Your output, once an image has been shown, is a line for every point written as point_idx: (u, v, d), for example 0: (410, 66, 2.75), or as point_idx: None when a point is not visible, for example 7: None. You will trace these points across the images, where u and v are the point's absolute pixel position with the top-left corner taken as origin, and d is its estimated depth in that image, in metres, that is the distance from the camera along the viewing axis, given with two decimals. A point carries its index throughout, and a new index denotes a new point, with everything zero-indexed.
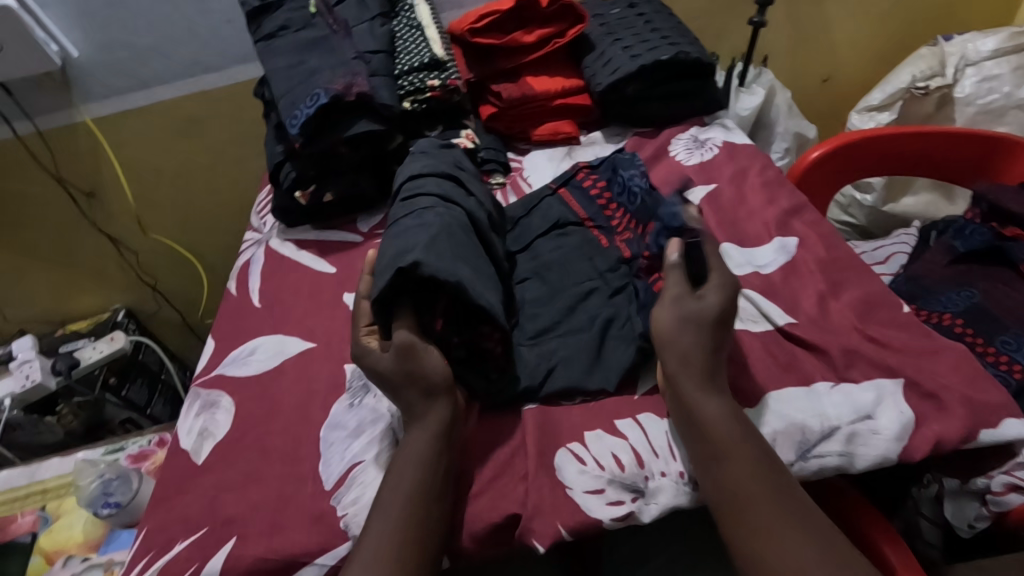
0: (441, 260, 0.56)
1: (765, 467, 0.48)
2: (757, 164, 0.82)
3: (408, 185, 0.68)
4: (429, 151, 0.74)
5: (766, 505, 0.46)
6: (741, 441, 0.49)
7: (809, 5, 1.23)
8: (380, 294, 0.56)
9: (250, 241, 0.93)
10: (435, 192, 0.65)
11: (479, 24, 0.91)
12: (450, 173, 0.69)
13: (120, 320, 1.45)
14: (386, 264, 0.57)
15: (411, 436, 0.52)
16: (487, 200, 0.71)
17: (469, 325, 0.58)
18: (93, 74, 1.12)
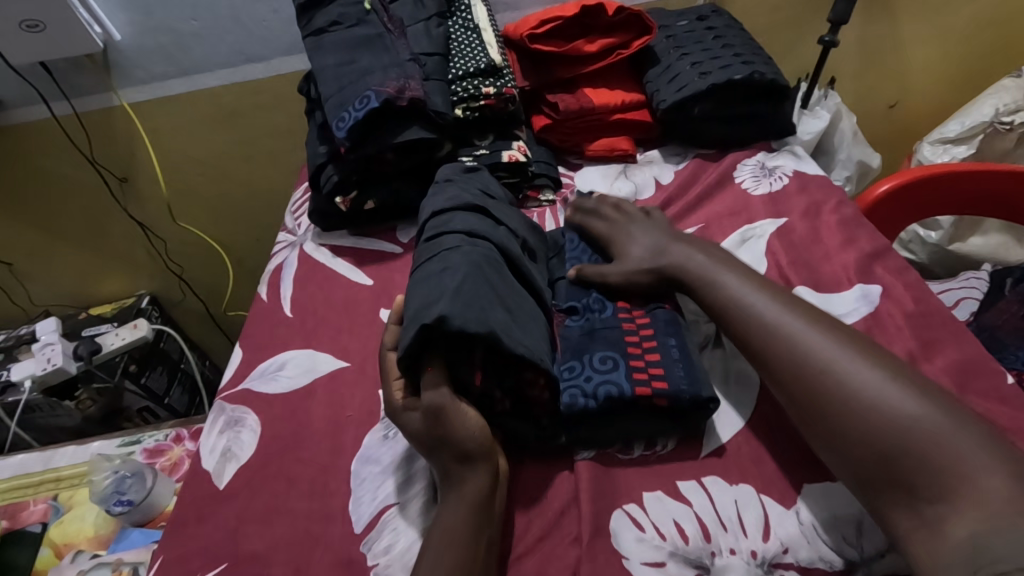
0: (468, 310, 0.50)
1: (771, 295, 0.57)
2: (833, 199, 0.76)
3: (428, 222, 0.62)
4: (454, 179, 0.69)
5: (773, 313, 0.54)
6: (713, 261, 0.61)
7: (884, 27, 1.16)
8: (407, 357, 0.52)
9: (283, 242, 0.89)
10: (460, 229, 0.59)
11: (539, 30, 0.85)
12: (474, 204, 0.63)
13: (144, 307, 1.43)
14: (410, 318, 0.52)
15: (458, 487, 0.48)
16: (519, 227, 0.66)
17: (508, 371, 0.53)
18: (134, 58, 1.09)
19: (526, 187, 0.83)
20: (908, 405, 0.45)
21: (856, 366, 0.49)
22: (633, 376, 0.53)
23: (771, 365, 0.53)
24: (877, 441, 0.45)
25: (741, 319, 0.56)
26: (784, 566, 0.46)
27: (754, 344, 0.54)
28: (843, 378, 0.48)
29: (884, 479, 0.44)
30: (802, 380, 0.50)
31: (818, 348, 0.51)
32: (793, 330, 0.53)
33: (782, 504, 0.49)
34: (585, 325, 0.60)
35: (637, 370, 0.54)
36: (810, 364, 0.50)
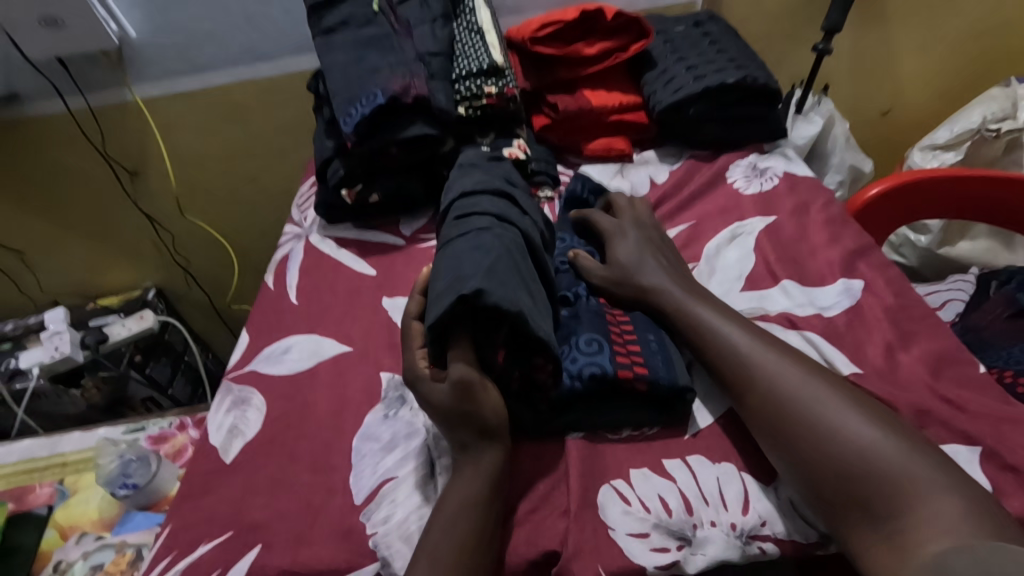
0: (502, 287, 0.52)
1: (740, 325, 0.58)
2: (820, 199, 0.79)
3: (456, 204, 0.64)
4: (479, 164, 0.71)
5: (746, 345, 0.56)
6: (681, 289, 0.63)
7: (878, 36, 1.19)
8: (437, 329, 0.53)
9: (290, 234, 0.92)
10: (491, 211, 0.61)
11: (541, 33, 0.89)
12: (503, 191, 0.65)
13: (150, 299, 1.46)
14: (443, 290, 0.53)
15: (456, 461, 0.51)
16: (540, 219, 0.68)
17: (524, 354, 0.56)
18: (148, 55, 1.12)
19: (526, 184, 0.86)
20: (868, 433, 0.48)
21: (819, 400, 0.51)
22: (616, 359, 0.57)
23: (740, 393, 0.55)
24: (844, 466, 0.47)
25: (709, 345, 0.58)
26: (762, 538, 0.49)
27: (723, 376, 0.56)
28: (808, 407, 0.51)
29: (848, 502, 0.46)
30: (769, 407, 0.52)
31: (785, 378, 0.53)
32: (760, 361, 0.55)
33: (761, 481, 0.52)
34: (574, 310, 0.63)
35: (619, 353, 0.57)
36: (776, 390, 0.53)
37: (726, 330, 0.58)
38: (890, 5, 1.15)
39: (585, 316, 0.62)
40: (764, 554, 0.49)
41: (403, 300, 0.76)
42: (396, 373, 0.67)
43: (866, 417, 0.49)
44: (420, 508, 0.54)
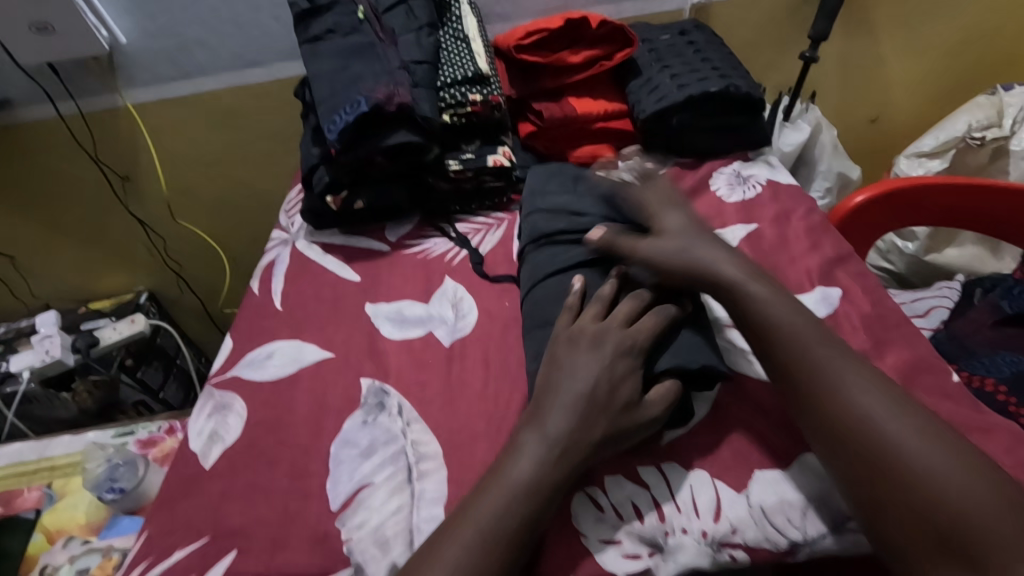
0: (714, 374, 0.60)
1: (829, 344, 0.54)
2: (802, 207, 0.79)
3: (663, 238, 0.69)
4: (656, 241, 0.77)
5: (825, 371, 0.52)
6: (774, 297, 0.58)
7: (866, 44, 1.20)
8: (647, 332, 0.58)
9: (277, 240, 0.93)
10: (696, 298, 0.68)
11: (526, 42, 0.89)
12: None
13: (142, 303, 1.47)
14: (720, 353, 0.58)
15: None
16: None
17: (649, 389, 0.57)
18: (138, 61, 1.13)
19: (510, 191, 0.89)
20: (958, 472, 0.45)
21: (903, 436, 0.47)
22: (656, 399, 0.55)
23: (816, 419, 0.51)
24: (936, 507, 0.44)
25: (787, 359, 0.54)
26: (733, 546, 0.50)
27: (800, 395, 0.52)
28: (892, 439, 0.47)
29: (938, 548, 0.43)
30: (853, 438, 0.49)
31: (869, 407, 0.49)
32: (845, 385, 0.51)
33: (734, 488, 0.52)
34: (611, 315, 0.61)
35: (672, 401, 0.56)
36: (859, 418, 0.49)
37: (812, 349, 0.53)
38: (877, 13, 1.16)
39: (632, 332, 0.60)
40: (734, 562, 0.50)
41: (386, 306, 0.77)
42: (376, 378, 0.67)
43: (953, 453, 0.46)
44: (396, 513, 0.55)
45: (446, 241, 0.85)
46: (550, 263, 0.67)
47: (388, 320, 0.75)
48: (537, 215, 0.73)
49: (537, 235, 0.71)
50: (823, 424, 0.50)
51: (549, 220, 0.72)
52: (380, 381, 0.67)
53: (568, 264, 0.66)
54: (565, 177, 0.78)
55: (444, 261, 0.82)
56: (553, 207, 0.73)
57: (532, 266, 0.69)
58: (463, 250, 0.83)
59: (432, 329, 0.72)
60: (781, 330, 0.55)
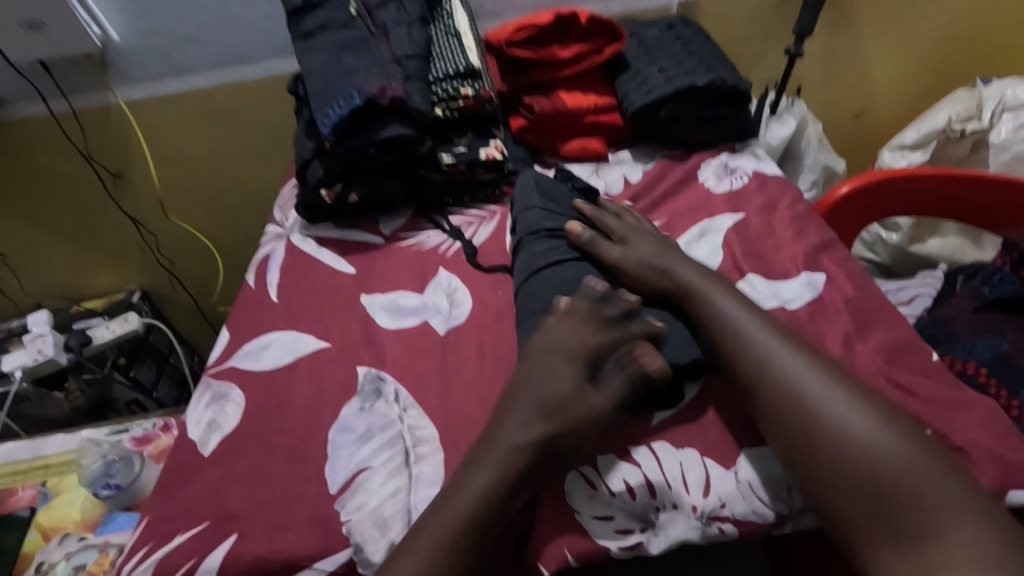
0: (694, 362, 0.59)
1: (779, 334, 0.56)
2: (788, 196, 0.81)
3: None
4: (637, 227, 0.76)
5: (772, 360, 0.54)
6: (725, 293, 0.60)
7: (849, 40, 1.22)
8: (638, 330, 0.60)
9: (271, 234, 0.94)
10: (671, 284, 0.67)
11: (516, 37, 0.91)
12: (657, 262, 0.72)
13: (135, 301, 1.47)
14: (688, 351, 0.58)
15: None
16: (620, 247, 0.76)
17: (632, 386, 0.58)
18: (130, 58, 1.13)
19: (503, 184, 0.91)
20: (897, 451, 0.47)
21: (848, 420, 0.49)
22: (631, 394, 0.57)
23: (762, 405, 0.53)
24: (869, 480, 0.47)
25: (741, 350, 0.55)
26: (721, 519, 0.52)
27: (749, 386, 0.54)
28: (836, 423, 0.49)
29: (873, 518, 0.46)
30: (804, 428, 0.50)
31: (814, 393, 0.51)
32: (793, 374, 0.52)
33: (723, 465, 0.54)
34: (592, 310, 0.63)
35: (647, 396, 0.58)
36: (807, 407, 0.50)
37: (755, 337, 0.55)
38: (859, 9, 1.18)
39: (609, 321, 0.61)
40: (723, 535, 0.52)
41: (381, 297, 0.78)
42: (373, 366, 0.68)
43: (893, 434, 0.48)
44: (394, 495, 0.56)
45: (440, 234, 0.86)
46: (547, 255, 0.70)
47: (383, 310, 0.76)
48: (535, 212, 0.75)
49: (538, 229, 0.73)
50: (770, 414, 0.52)
51: (548, 218, 0.75)
52: (377, 369, 0.68)
53: (562, 259, 0.70)
54: (563, 186, 0.82)
55: (438, 253, 0.83)
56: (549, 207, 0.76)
57: (527, 256, 0.71)
58: (456, 241, 0.84)
59: (428, 318, 0.74)
60: (727, 320, 0.57)
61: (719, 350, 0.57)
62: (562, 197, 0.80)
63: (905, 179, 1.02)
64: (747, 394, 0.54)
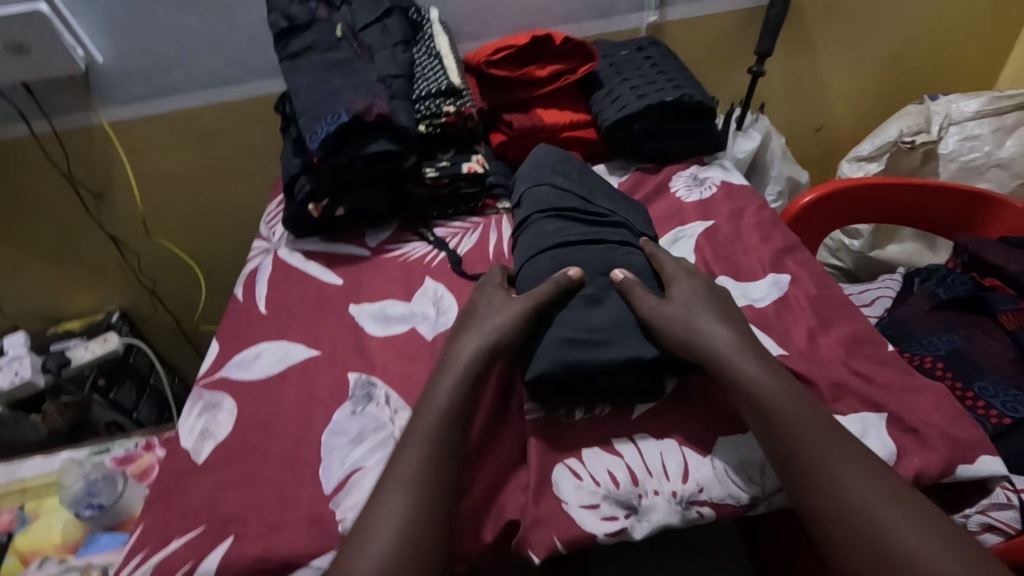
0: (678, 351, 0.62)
1: (805, 401, 0.56)
2: (754, 204, 0.86)
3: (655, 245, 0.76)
4: (634, 219, 0.79)
5: (805, 440, 0.53)
6: (734, 338, 0.60)
7: (807, 59, 1.30)
8: (637, 322, 0.64)
9: (258, 249, 0.96)
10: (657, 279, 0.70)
11: (495, 57, 0.95)
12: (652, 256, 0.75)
13: (114, 322, 1.47)
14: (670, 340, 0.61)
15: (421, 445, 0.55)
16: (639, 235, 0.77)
17: (620, 375, 0.61)
18: (114, 80, 1.14)
19: (484, 197, 0.94)
20: (932, 546, 0.47)
21: (883, 509, 0.49)
22: (615, 385, 0.61)
23: (795, 483, 0.53)
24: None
25: (770, 421, 0.55)
26: (700, 503, 0.55)
27: (783, 464, 0.53)
28: (870, 512, 0.49)
29: None
30: (837, 513, 0.50)
31: (847, 478, 0.51)
32: (825, 454, 0.52)
33: (700, 453, 0.58)
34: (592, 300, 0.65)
35: (630, 387, 0.62)
36: (841, 493, 0.51)
37: (788, 410, 0.55)
38: (815, 30, 1.26)
39: (604, 313, 0.64)
40: (702, 518, 0.55)
41: (369, 306, 0.80)
42: (363, 372, 0.71)
43: (924, 528, 0.48)
44: None
45: (425, 245, 0.89)
46: (554, 239, 0.72)
47: (371, 319, 0.78)
48: (543, 189, 0.78)
49: (547, 208, 0.76)
50: (804, 497, 0.52)
51: (558, 199, 0.77)
52: (367, 375, 0.70)
53: (568, 242, 0.71)
54: (573, 166, 0.84)
55: (423, 263, 0.86)
56: (564, 188, 0.78)
57: (534, 234, 0.74)
58: (441, 251, 0.87)
59: (415, 325, 0.76)
60: (743, 377, 0.57)
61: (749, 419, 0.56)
62: (574, 173, 0.82)
63: (872, 187, 1.09)
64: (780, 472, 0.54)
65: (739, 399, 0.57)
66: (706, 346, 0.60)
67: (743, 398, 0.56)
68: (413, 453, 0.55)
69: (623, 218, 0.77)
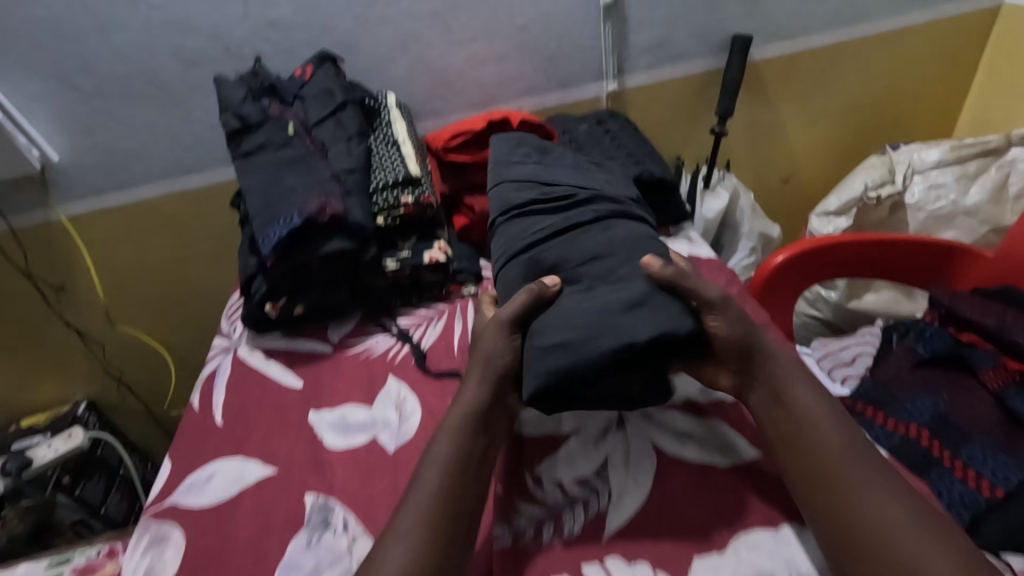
0: (666, 319, 0.61)
1: (842, 423, 0.59)
2: (722, 279, 0.85)
3: (631, 208, 0.76)
4: (606, 183, 0.80)
5: (837, 459, 0.55)
6: (790, 365, 0.63)
7: (769, 115, 1.31)
8: (628, 304, 0.62)
9: (217, 348, 0.93)
10: (641, 236, 0.72)
11: (453, 142, 0.94)
12: (632, 215, 0.75)
13: (81, 414, 1.41)
14: (657, 317, 0.61)
15: (416, 514, 0.56)
16: (613, 196, 0.78)
17: (618, 368, 0.61)
18: (72, 176, 1.13)
19: (449, 283, 0.92)
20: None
21: (904, 534, 0.50)
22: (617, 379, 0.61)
23: (819, 501, 0.54)
24: None
25: (805, 438, 0.58)
26: None
27: (810, 480, 0.56)
28: (892, 539, 0.50)
29: None
30: (856, 536, 0.51)
31: (871, 499, 0.53)
32: (855, 476, 0.54)
33: None
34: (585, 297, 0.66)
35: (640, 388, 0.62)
36: (860, 512, 0.52)
37: (820, 430, 0.58)
38: (775, 88, 1.27)
39: (590, 306, 0.64)
40: None
41: (329, 413, 0.77)
42: (320, 494, 0.67)
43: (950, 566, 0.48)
44: None
45: (389, 338, 0.87)
46: (522, 237, 0.74)
47: (331, 429, 0.75)
48: (503, 186, 0.80)
49: (508, 208, 0.78)
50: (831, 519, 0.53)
51: (517, 191, 0.78)
52: (324, 496, 0.66)
53: (539, 238, 0.73)
54: (530, 147, 0.85)
55: (386, 360, 0.83)
56: (522, 177, 0.80)
57: (503, 237, 0.76)
58: (404, 345, 0.85)
59: (376, 434, 0.73)
60: (785, 392, 0.61)
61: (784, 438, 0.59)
62: (531, 151, 0.84)
63: (854, 245, 1.09)
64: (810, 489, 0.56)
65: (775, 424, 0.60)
66: (763, 359, 0.64)
67: (786, 419, 0.60)
68: (410, 507, 0.57)
69: (592, 188, 0.77)
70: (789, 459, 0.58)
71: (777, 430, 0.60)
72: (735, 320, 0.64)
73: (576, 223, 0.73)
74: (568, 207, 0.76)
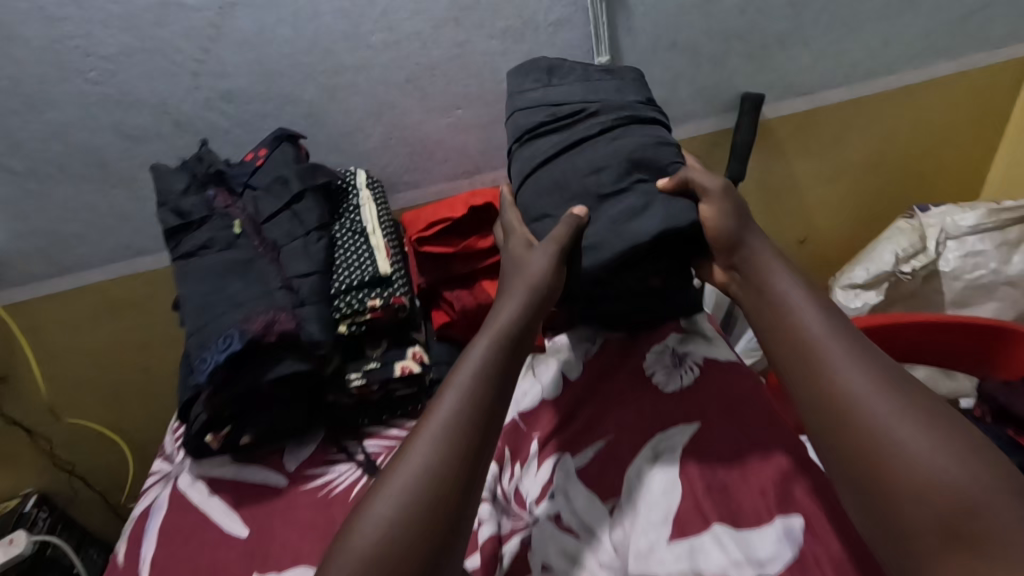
0: (670, 219, 0.65)
1: (822, 306, 0.62)
2: (749, 393, 0.71)
3: (640, 109, 0.74)
4: (618, 88, 0.77)
5: (819, 336, 0.59)
6: (776, 264, 0.67)
7: (784, 173, 1.20)
8: (633, 210, 0.67)
9: (158, 473, 0.80)
10: (650, 141, 0.70)
11: (430, 232, 0.82)
12: (644, 118, 0.73)
13: (28, 511, 1.23)
14: (662, 218, 0.65)
15: (432, 436, 0.56)
16: (622, 102, 0.75)
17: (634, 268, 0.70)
18: (8, 263, 1.01)
19: (425, 395, 0.79)
20: (931, 449, 0.49)
21: (882, 397, 0.53)
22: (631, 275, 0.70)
23: (799, 380, 0.59)
24: (906, 469, 0.49)
25: (786, 322, 0.62)
26: None
27: (793, 358, 0.60)
28: (872, 410, 0.53)
29: (919, 517, 0.47)
30: (838, 407, 0.54)
31: (844, 371, 0.56)
32: (830, 347, 0.58)
33: None
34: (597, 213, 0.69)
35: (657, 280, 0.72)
36: (836, 381, 0.56)
37: (799, 309, 0.62)
38: (789, 145, 1.16)
39: (601, 216, 0.69)
40: None
41: None
42: None
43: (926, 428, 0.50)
44: None
45: (352, 468, 0.74)
46: (534, 161, 0.75)
47: None
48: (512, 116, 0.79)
49: (521, 135, 0.77)
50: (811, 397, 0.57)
51: (527, 117, 0.77)
52: None
53: (550, 157, 0.73)
54: (539, 68, 0.80)
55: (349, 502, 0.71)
56: (532, 103, 0.78)
57: (519, 163, 0.77)
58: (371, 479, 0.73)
59: None
60: (778, 295, 0.64)
61: (772, 324, 0.64)
62: (540, 72, 0.80)
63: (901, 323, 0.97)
64: (790, 366, 0.60)
65: (764, 318, 0.65)
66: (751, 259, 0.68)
67: (771, 308, 0.64)
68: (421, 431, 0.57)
69: (598, 99, 0.75)
70: (779, 340, 0.62)
71: (766, 321, 0.64)
72: (728, 209, 0.67)
73: (585, 137, 0.73)
74: (579, 123, 0.74)
